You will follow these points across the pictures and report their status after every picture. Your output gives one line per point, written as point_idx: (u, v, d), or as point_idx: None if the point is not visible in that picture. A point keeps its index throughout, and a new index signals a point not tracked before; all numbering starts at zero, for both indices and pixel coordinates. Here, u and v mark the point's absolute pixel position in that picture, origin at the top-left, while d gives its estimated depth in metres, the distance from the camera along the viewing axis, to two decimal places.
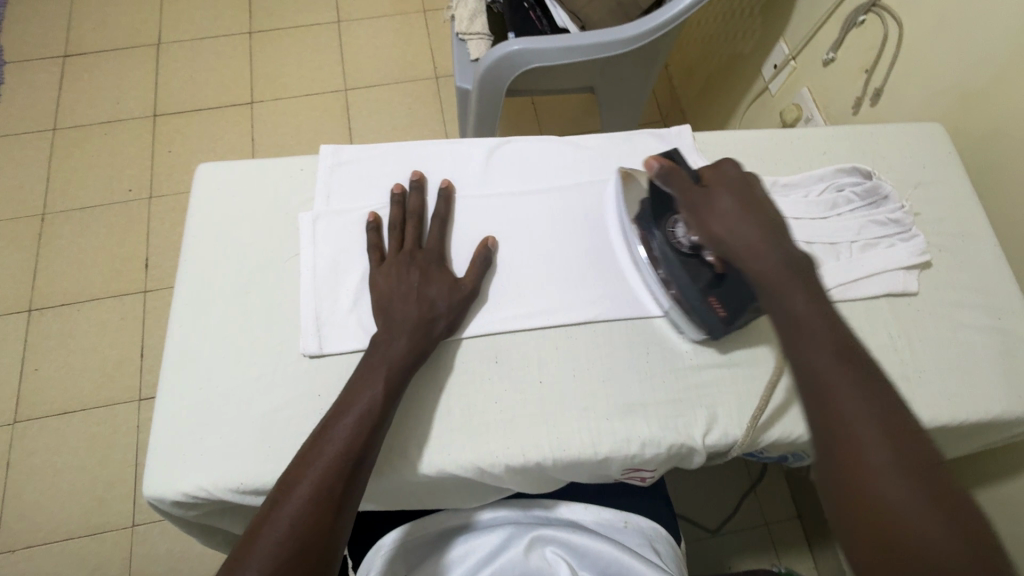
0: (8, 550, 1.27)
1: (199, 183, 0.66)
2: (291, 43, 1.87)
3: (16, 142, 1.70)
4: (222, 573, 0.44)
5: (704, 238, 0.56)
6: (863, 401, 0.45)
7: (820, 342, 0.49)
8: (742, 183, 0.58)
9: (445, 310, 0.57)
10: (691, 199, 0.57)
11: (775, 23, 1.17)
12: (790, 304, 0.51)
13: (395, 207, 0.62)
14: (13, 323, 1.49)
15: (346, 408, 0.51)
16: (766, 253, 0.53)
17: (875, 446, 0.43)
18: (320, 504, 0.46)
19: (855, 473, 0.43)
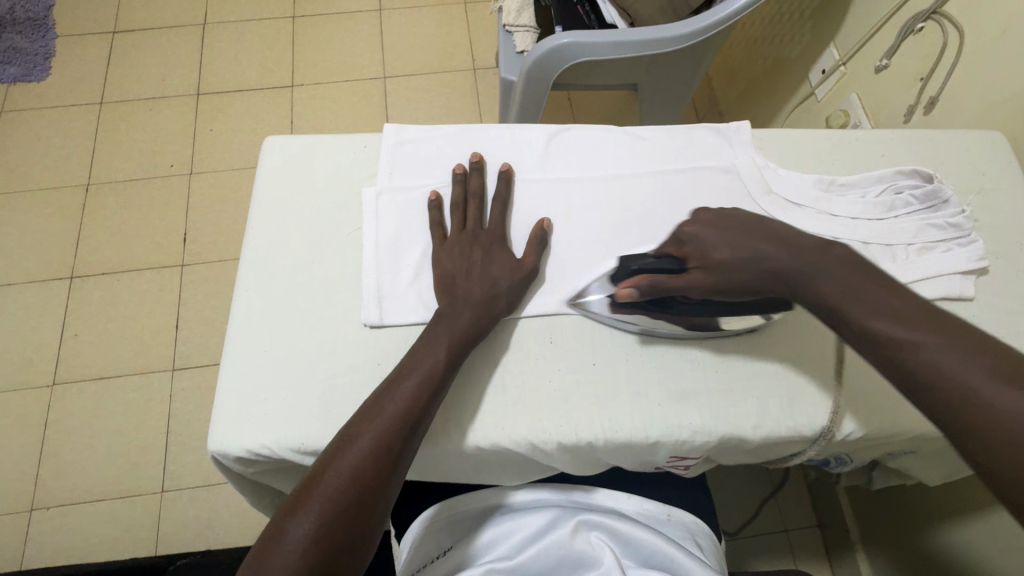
0: (44, 507, 1.32)
1: (267, 154, 0.68)
2: (333, 29, 1.89)
3: (65, 113, 1.75)
4: (282, 515, 0.46)
5: (737, 293, 0.57)
6: (968, 368, 0.43)
7: (899, 336, 0.46)
8: (717, 230, 0.58)
9: (506, 289, 0.59)
10: (699, 282, 0.57)
11: (825, 28, 1.17)
12: (862, 317, 0.49)
13: (458, 186, 0.64)
14: (56, 289, 1.53)
15: (409, 372, 0.53)
16: (804, 276, 0.52)
17: (1015, 409, 0.40)
18: (380, 460, 0.48)
19: (974, 416, 0.42)
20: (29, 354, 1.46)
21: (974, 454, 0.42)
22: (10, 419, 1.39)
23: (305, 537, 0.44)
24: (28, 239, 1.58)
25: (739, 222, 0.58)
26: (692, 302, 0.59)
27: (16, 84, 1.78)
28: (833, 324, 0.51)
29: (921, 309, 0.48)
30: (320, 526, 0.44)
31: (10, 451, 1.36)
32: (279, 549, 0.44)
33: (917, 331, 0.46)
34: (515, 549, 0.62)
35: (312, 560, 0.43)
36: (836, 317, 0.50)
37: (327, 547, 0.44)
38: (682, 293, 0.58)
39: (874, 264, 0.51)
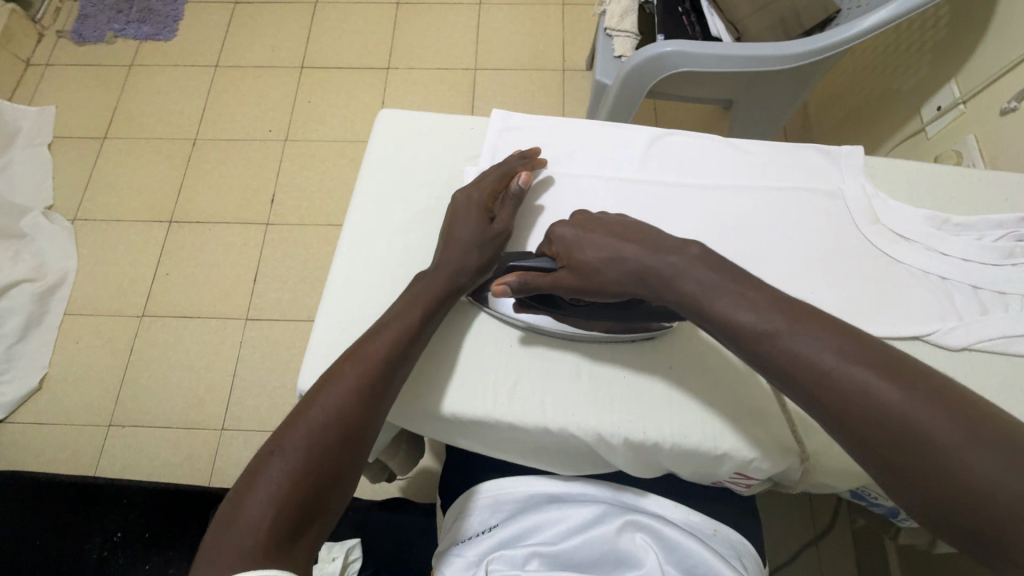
0: (119, 425, 1.44)
1: (380, 124, 0.74)
2: (433, 18, 1.96)
3: (184, 72, 1.91)
4: (258, 461, 0.49)
5: (604, 296, 0.56)
6: (830, 356, 0.43)
7: (760, 330, 0.46)
8: (582, 232, 0.57)
9: (469, 244, 0.62)
10: (565, 281, 0.56)
11: (947, 63, 1.10)
12: (719, 308, 0.48)
13: (498, 158, 0.69)
14: (155, 230, 1.67)
15: (387, 323, 0.57)
16: (665, 270, 0.52)
17: (881, 396, 0.41)
18: (356, 401, 0.52)
19: (849, 409, 0.42)
20: (125, 285, 1.60)
21: (852, 441, 0.42)
22: (102, 341, 1.53)
23: (280, 471, 0.48)
24: (138, 182, 1.74)
25: (609, 222, 0.58)
26: (581, 305, 0.59)
27: (146, 42, 1.95)
28: (698, 319, 0.50)
29: (770, 298, 0.48)
30: (300, 462, 0.48)
31: (98, 370, 1.50)
32: (260, 482, 0.47)
33: (770, 322, 0.46)
34: (558, 537, 0.62)
35: (288, 494, 0.47)
36: (697, 308, 0.50)
37: (305, 480, 0.48)
38: (554, 292, 0.58)
39: (726, 258, 0.51)
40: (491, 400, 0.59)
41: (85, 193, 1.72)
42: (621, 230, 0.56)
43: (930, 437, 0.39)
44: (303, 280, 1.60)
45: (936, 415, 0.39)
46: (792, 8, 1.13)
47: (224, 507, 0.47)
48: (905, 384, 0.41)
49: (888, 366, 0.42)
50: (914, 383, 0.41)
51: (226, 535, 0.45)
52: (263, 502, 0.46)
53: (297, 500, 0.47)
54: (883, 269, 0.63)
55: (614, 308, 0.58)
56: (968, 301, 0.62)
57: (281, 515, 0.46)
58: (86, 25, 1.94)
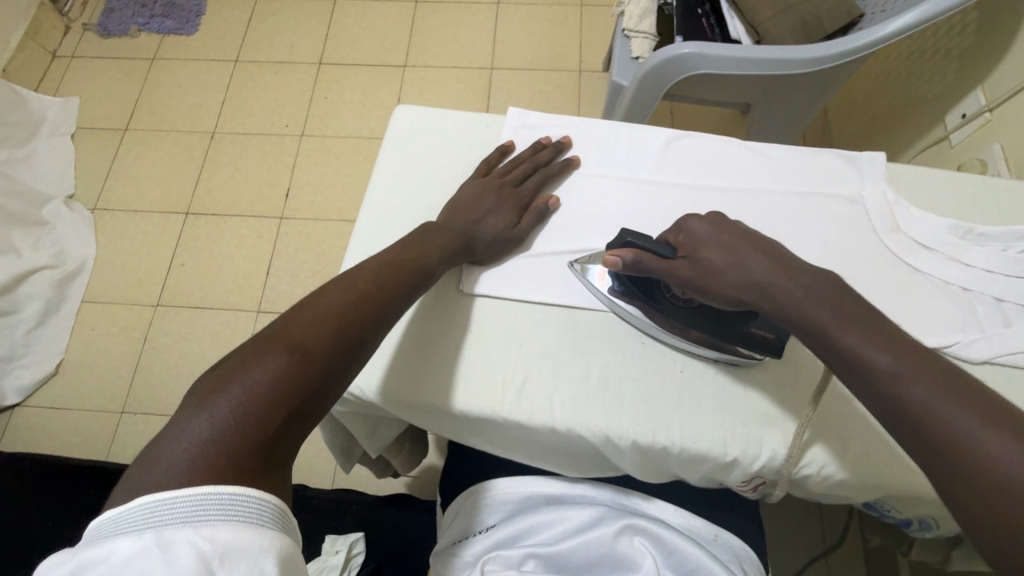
0: (131, 412, 1.46)
1: (397, 118, 0.75)
2: (451, 17, 1.97)
3: (205, 67, 1.93)
4: (199, 395, 0.41)
5: (719, 300, 0.53)
6: (961, 412, 0.40)
7: (893, 370, 0.43)
8: (716, 230, 0.55)
9: (484, 240, 0.65)
10: (679, 272, 0.54)
11: (974, 70, 1.08)
12: (845, 344, 0.45)
13: (529, 149, 0.71)
14: (172, 221, 1.70)
15: (365, 275, 0.54)
16: (784, 294, 0.49)
17: (1002, 452, 0.37)
18: (331, 336, 0.47)
19: (959, 461, 0.39)
20: (141, 274, 1.63)
21: (957, 498, 0.39)
22: (118, 329, 1.56)
23: (261, 373, 0.42)
24: (157, 173, 1.76)
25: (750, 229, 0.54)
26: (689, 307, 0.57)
27: (169, 36, 1.98)
28: (822, 349, 0.47)
29: (905, 341, 0.44)
30: (284, 367, 0.43)
31: (113, 357, 1.52)
32: (231, 386, 0.41)
33: (904, 365, 0.43)
34: (556, 539, 0.61)
35: (241, 427, 0.40)
36: (826, 343, 0.46)
37: (291, 385, 0.43)
38: (662, 279, 0.56)
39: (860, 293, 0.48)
40: (498, 403, 0.59)
41: (105, 182, 1.75)
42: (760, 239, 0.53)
43: None
44: (315, 274, 1.61)
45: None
46: (814, 10, 1.11)
47: (181, 414, 0.40)
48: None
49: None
50: None
51: (189, 438, 0.38)
52: (235, 406, 0.40)
53: (276, 408, 0.42)
54: (903, 277, 0.62)
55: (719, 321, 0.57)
56: (991, 314, 0.60)
57: (259, 420, 0.41)
58: (111, 18, 1.98)
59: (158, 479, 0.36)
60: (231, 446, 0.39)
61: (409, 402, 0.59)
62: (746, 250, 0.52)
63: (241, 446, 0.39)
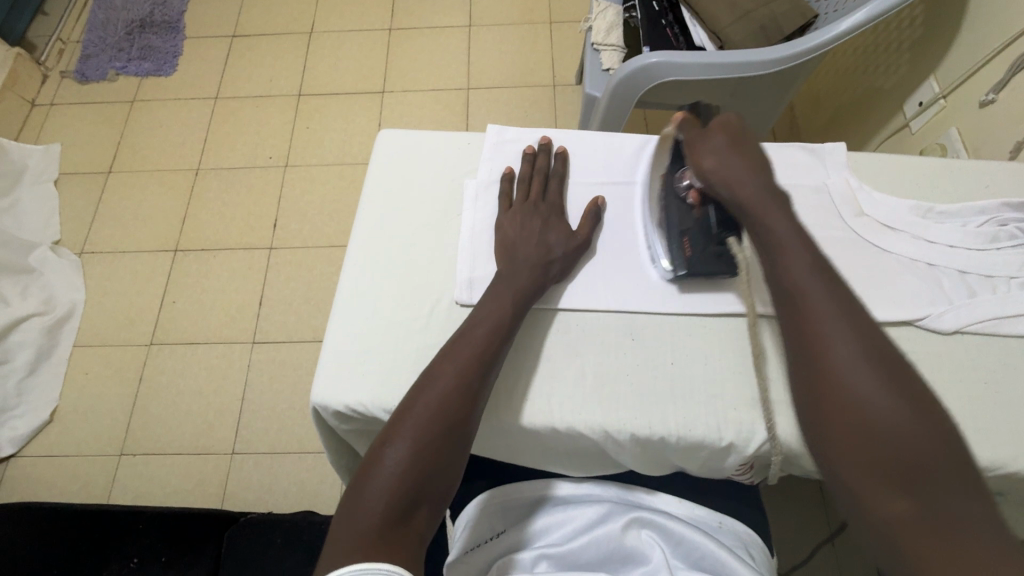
0: (131, 453, 1.45)
1: (381, 142, 0.78)
2: (425, 41, 2.02)
3: (185, 105, 1.95)
4: (352, 487, 0.51)
5: (709, 181, 0.62)
6: (835, 318, 0.52)
7: (812, 317, 0.52)
8: (734, 137, 0.64)
9: (560, 253, 0.66)
10: (695, 141, 0.65)
11: (925, 61, 1.14)
12: (767, 220, 0.58)
13: (527, 164, 0.73)
14: (161, 259, 1.70)
15: (456, 351, 0.57)
16: (758, 207, 0.59)
17: (871, 397, 0.48)
18: (439, 426, 0.53)
19: (837, 396, 0.49)
20: (133, 314, 1.62)
21: (825, 428, 0.49)
22: (112, 370, 1.55)
23: (395, 465, 0.51)
24: (143, 212, 1.77)
25: (759, 153, 0.64)
26: (681, 187, 0.67)
27: (148, 77, 2.01)
28: (771, 272, 0.57)
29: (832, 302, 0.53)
30: (409, 457, 0.51)
31: (109, 399, 1.51)
32: (376, 474, 0.51)
33: (823, 316, 0.52)
34: (566, 538, 0.62)
35: (387, 514, 0.48)
36: (758, 229, 0.59)
37: (414, 472, 0.51)
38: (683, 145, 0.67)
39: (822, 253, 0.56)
40: (495, 406, 0.61)
41: (92, 226, 1.75)
42: (763, 165, 0.62)
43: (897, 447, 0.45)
44: (307, 302, 1.62)
45: (908, 430, 0.46)
46: (771, 15, 1.17)
47: (346, 502, 0.50)
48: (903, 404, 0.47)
49: (899, 381, 0.49)
50: (909, 405, 0.47)
51: (354, 525, 0.48)
52: (384, 493, 0.49)
53: (411, 488, 0.50)
54: (871, 256, 0.67)
55: (685, 216, 0.66)
56: (957, 286, 0.65)
57: (401, 500, 0.49)
58: (89, 64, 2.00)
59: (334, 556, 0.46)
60: (378, 525, 0.48)
61: None
62: (755, 164, 0.62)
63: (387, 525, 0.48)
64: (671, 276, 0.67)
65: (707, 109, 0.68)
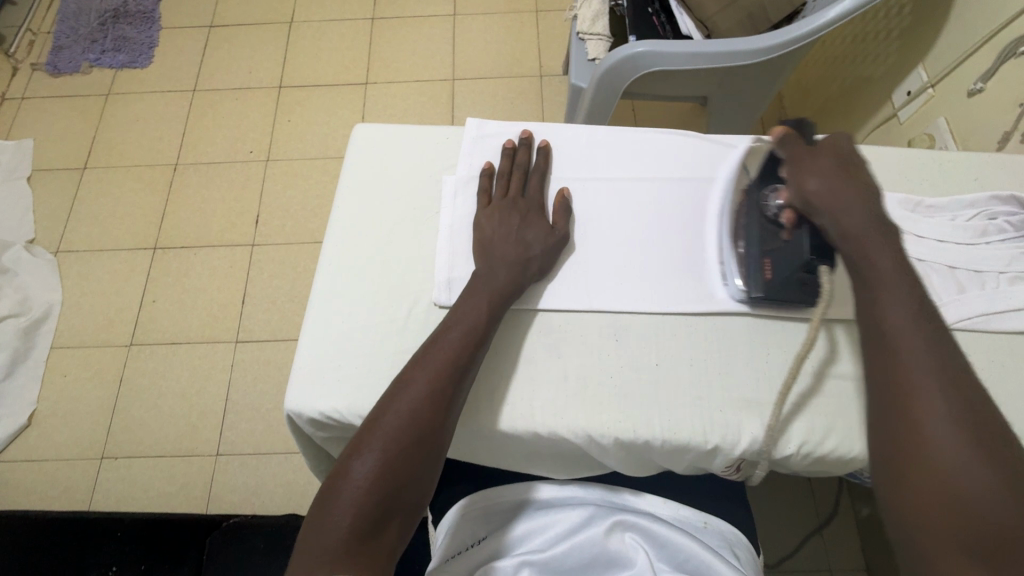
0: (112, 457, 1.42)
1: (355, 137, 0.75)
2: (409, 31, 1.97)
3: (162, 98, 1.90)
4: (319, 499, 0.49)
5: (818, 210, 0.57)
6: (932, 377, 0.48)
7: (911, 379, 0.49)
8: (841, 159, 0.59)
9: (538, 251, 0.64)
10: (800, 162, 0.60)
11: (914, 50, 1.13)
12: (868, 255, 0.54)
13: (505, 158, 0.71)
14: (140, 258, 1.66)
15: (430, 355, 0.55)
16: (859, 239, 0.55)
17: (962, 463, 0.44)
18: (411, 434, 0.51)
19: (912, 457, 0.46)
20: (112, 314, 1.58)
21: (902, 494, 0.46)
22: (91, 373, 1.51)
23: (364, 477, 0.49)
24: (120, 209, 1.73)
25: (867, 174, 0.59)
26: (768, 209, 0.62)
27: (123, 70, 1.94)
28: (869, 321, 0.53)
29: (933, 361, 0.49)
30: (379, 467, 0.49)
31: (88, 402, 1.48)
32: (345, 485, 0.49)
33: (923, 377, 0.48)
34: (548, 543, 0.61)
35: (356, 527, 0.47)
36: (856, 258, 0.55)
37: (384, 482, 0.49)
38: (783, 163, 0.61)
39: (931, 303, 0.52)
40: (475, 410, 0.59)
41: (67, 224, 1.70)
42: (870, 189, 0.57)
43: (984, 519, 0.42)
44: (291, 300, 1.59)
45: (1001, 503, 0.42)
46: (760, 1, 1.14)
47: (313, 514, 0.49)
48: (998, 474, 0.43)
49: (985, 434, 0.45)
50: (1003, 474, 0.43)
51: (321, 540, 0.46)
52: (352, 505, 0.48)
53: (381, 501, 0.49)
54: None
55: (773, 240, 0.62)
56: (945, 282, 0.64)
57: (370, 513, 0.48)
58: (60, 56, 1.93)
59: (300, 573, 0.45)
60: (344, 540, 0.46)
61: None
62: (864, 189, 0.57)
63: (355, 539, 0.47)
64: (744, 298, 0.65)
65: (812, 127, 0.62)
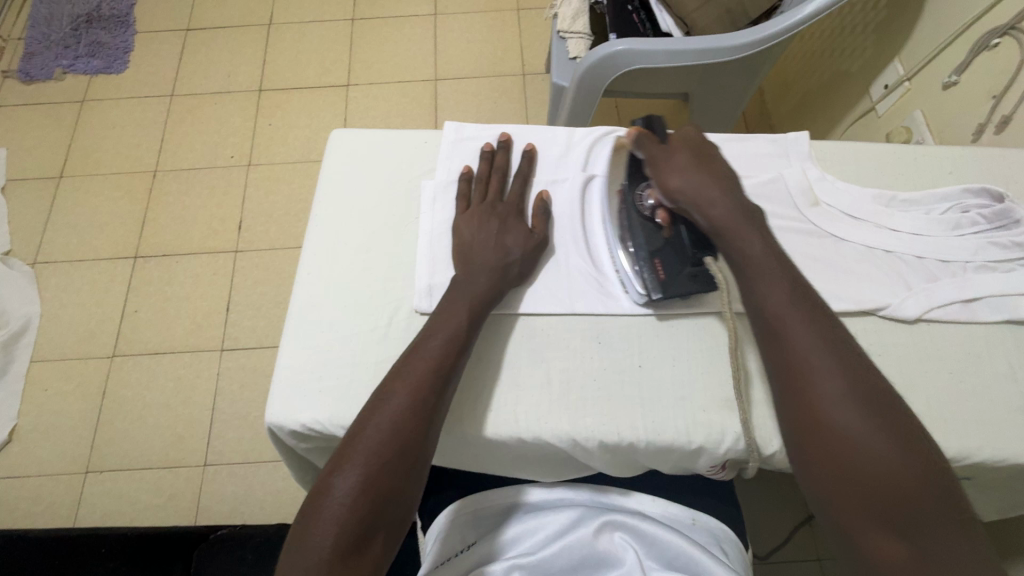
0: (97, 471, 1.40)
1: (333, 143, 0.74)
2: (390, 32, 1.96)
3: (140, 104, 1.87)
4: (302, 519, 0.49)
5: (688, 203, 0.61)
6: (820, 349, 0.51)
7: (797, 354, 0.52)
8: (694, 154, 0.64)
9: (517, 256, 0.64)
10: (658, 159, 0.65)
11: (890, 43, 1.14)
12: (735, 239, 0.58)
13: (484, 162, 0.71)
14: (120, 267, 1.63)
15: (408, 367, 0.55)
16: (731, 227, 0.59)
17: (862, 432, 0.47)
18: (392, 449, 0.51)
19: (817, 431, 0.49)
20: (93, 326, 1.56)
21: (812, 467, 0.49)
22: (72, 386, 1.48)
23: (346, 495, 0.48)
24: (99, 218, 1.70)
25: (721, 165, 0.64)
26: (646, 209, 0.65)
27: (98, 76, 1.91)
28: (750, 303, 0.56)
29: (824, 335, 0.52)
30: (361, 484, 0.49)
31: (71, 416, 1.45)
32: (327, 503, 0.48)
33: (808, 350, 0.51)
34: (538, 545, 0.61)
35: (341, 545, 0.47)
36: (731, 246, 0.59)
37: (367, 499, 0.49)
38: (643, 160, 0.66)
39: (801, 278, 0.56)
40: (458, 417, 0.59)
41: (44, 235, 1.67)
42: (729, 180, 0.62)
43: (891, 483, 0.45)
44: (277, 306, 1.58)
45: (902, 465, 0.45)
46: None
47: (297, 534, 0.48)
48: (893, 436, 0.47)
49: (881, 408, 0.48)
50: (898, 436, 0.47)
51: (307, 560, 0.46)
52: (335, 523, 0.47)
53: (365, 517, 0.48)
54: (829, 246, 0.67)
55: (661, 240, 0.63)
56: (916, 273, 0.65)
57: (355, 530, 0.47)
58: (33, 63, 1.89)
59: None
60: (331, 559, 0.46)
61: None
62: (721, 179, 0.62)
63: (341, 558, 0.46)
64: (646, 301, 0.64)
65: (662, 124, 0.67)
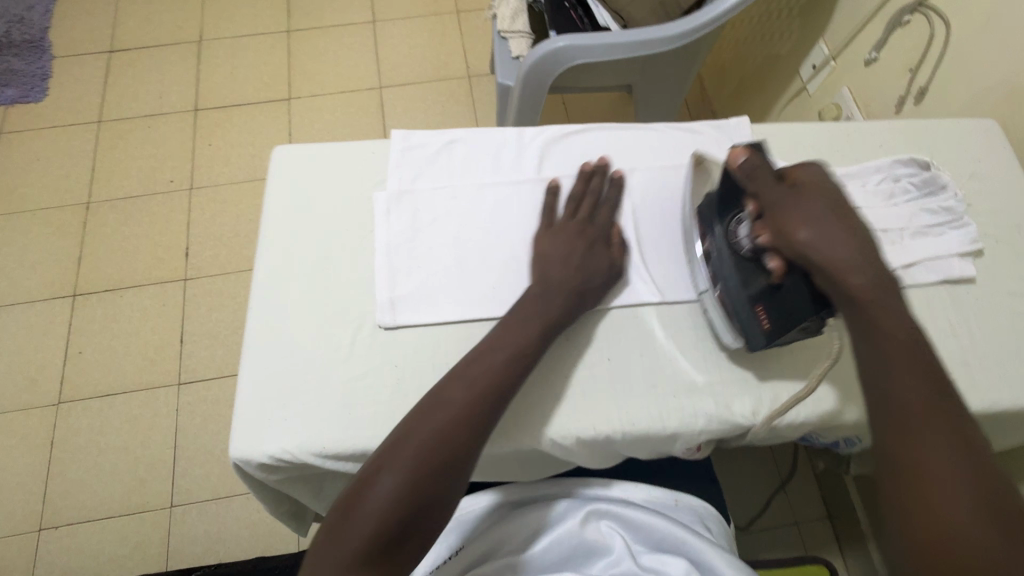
0: (52, 527, 1.31)
1: (275, 162, 0.72)
2: (328, 41, 1.91)
3: (65, 133, 1.76)
4: (330, 524, 0.49)
5: (817, 262, 0.55)
6: (944, 435, 0.48)
7: (914, 433, 0.49)
8: (823, 197, 0.57)
9: (596, 285, 0.63)
10: (770, 200, 0.58)
11: (814, 25, 1.19)
12: (873, 307, 0.53)
13: (580, 183, 0.70)
14: (59, 308, 1.53)
15: (456, 381, 0.54)
16: (864, 293, 0.54)
17: (963, 523, 0.45)
18: (430, 461, 0.51)
19: (918, 514, 0.47)
20: (33, 373, 1.45)
21: (904, 546, 0.47)
22: (15, 440, 1.38)
23: (380, 502, 0.49)
24: (30, 258, 1.58)
25: (859, 215, 0.57)
26: (744, 249, 0.60)
27: (14, 106, 1.78)
28: (868, 371, 0.53)
29: (946, 420, 0.49)
30: (396, 492, 0.49)
31: (17, 472, 1.35)
32: (359, 509, 0.49)
33: (931, 433, 0.49)
34: (526, 543, 0.61)
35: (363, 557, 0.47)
36: (860, 312, 0.54)
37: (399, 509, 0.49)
38: (754, 193, 0.60)
39: (939, 360, 0.52)
40: None
41: None
42: (868, 236, 0.56)
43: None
44: (234, 332, 1.51)
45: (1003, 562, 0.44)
46: None
47: (321, 537, 0.49)
48: (1003, 533, 0.45)
49: (998, 506, 0.46)
50: (1006, 534, 0.45)
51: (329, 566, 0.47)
52: (364, 528, 0.48)
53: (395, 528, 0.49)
54: None
55: (762, 287, 0.59)
56: None
57: (380, 539, 0.48)
58: None
59: None
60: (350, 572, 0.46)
61: (347, 456, 0.57)
62: (859, 237, 0.56)
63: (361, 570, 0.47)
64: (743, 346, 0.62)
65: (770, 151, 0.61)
